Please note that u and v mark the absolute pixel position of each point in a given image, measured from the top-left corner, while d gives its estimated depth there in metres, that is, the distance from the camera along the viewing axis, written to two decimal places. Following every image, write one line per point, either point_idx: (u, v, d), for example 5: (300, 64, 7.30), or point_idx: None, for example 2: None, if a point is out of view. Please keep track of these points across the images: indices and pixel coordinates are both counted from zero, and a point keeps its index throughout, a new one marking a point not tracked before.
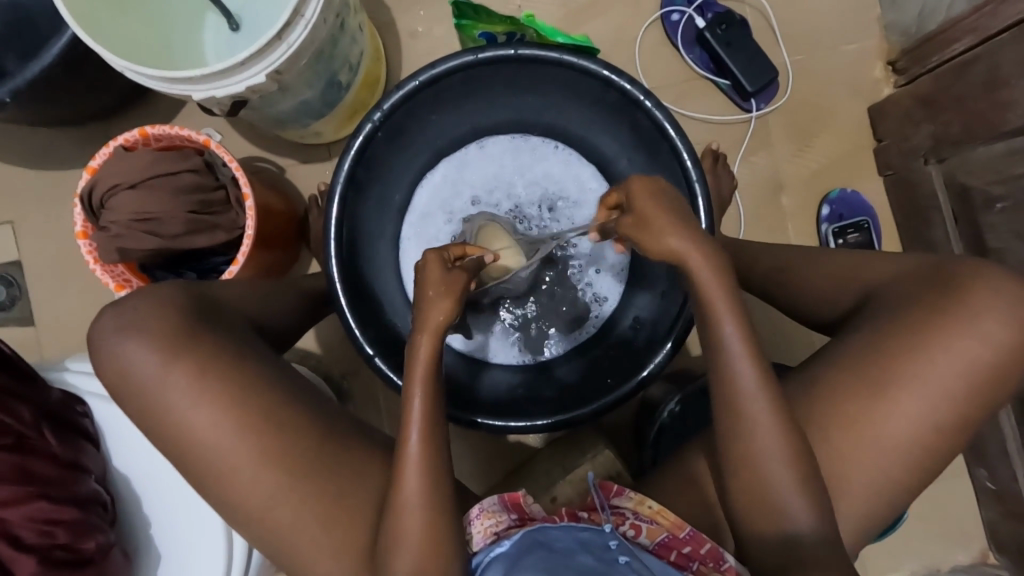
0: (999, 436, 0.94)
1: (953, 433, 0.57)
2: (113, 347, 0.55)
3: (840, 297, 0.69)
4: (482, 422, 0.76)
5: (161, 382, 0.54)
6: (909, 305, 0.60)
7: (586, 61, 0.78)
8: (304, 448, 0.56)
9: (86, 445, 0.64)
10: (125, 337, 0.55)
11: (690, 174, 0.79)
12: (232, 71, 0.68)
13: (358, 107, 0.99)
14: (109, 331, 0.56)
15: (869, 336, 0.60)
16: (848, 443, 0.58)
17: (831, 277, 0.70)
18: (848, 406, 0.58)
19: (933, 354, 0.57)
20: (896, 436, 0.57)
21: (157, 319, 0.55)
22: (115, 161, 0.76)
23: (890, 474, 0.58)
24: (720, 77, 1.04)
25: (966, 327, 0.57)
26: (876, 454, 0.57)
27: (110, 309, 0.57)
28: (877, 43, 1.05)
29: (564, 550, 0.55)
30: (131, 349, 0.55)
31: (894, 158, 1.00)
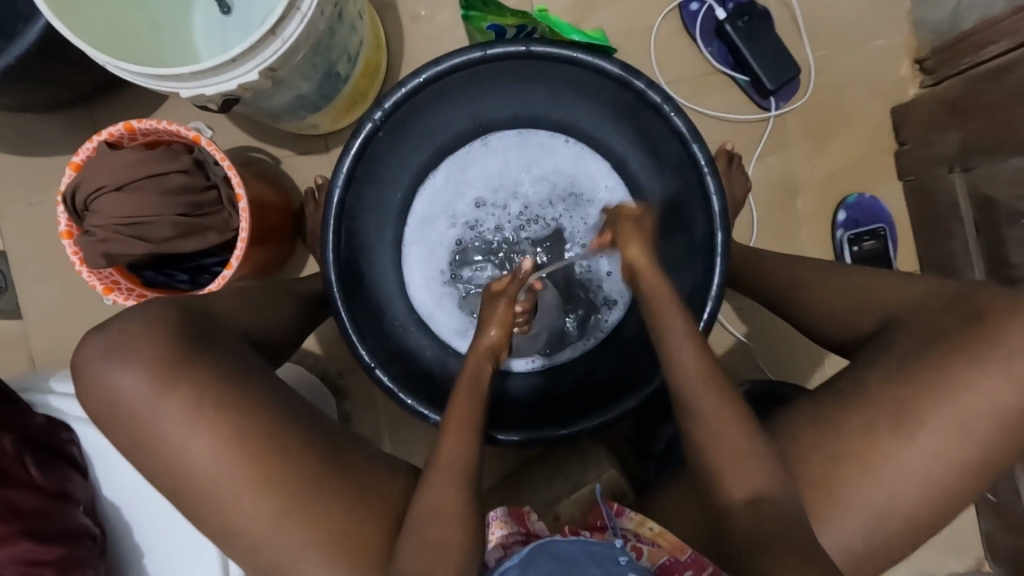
0: None
1: (973, 471, 0.55)
2: (100, 372, 0.52)
3: (857, 319, 0.65)
4: (500, 437, 0.75)
5: (151, 408, 0.52)
6: (931, 336, 0.57)
7: (602, 61, 0.74)
8: (299, 477, 0.53)
9: (74, 474, 0.62)
10: (113, 359, 0.52)
11: (707, 184, 0.75)
12: (223, 68, 0.63)
13: (358, 97, 0.94)
14: (96, 356, 0.52)
15: (887, 369, 0.57)
16: (861, 473, 0.55)
17: (846, 297, 0.67)
18: (868, 440, 0.56)
19: (959, 390, 0.54)
20: (912, 471, 0.55)
21: (146, 347, 0.52)
22: (100, 160, 0.71)
23: (908, 514, 0.56)
24: (738, 73, 0.99)
25: (995, 363, 0.54)
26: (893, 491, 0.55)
27: (98, 330, 0.54)
28: (904, 39, 1.00)
29: (572, 563, 0.53)
30: (118, 375, 0.52)
31: (915, 164, 0.97)
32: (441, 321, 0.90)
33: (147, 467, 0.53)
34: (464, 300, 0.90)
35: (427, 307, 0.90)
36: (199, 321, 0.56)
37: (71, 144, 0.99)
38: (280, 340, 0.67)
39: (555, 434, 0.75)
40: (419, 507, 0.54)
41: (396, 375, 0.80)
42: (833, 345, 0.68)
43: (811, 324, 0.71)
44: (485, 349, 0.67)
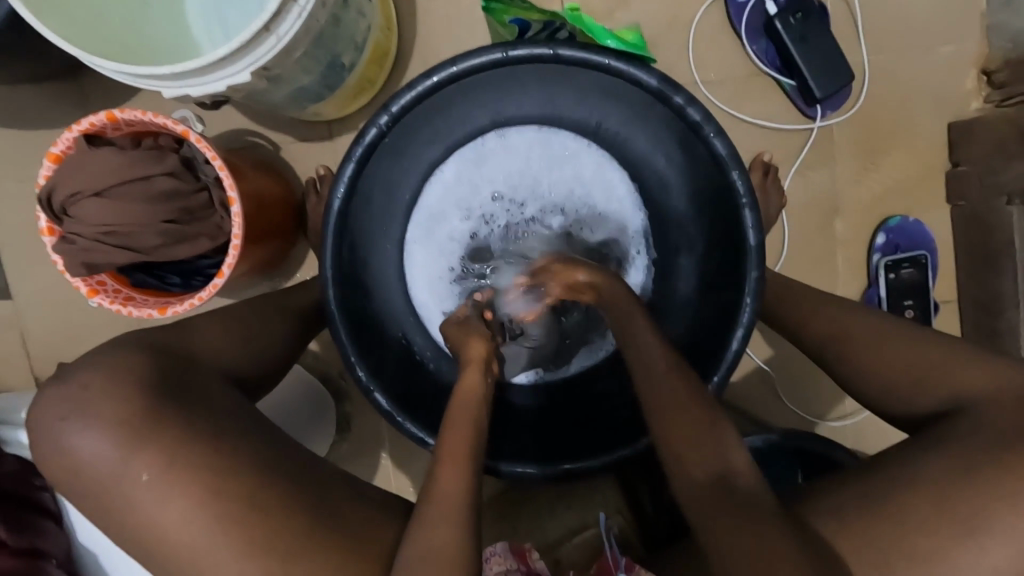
0: None
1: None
2: (56, 437, 0.49)
3: (919, 398, 0.61)
4: (503, 469, 0.72)
5: (114, 473, 0.48)
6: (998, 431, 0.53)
7: (639, 70, 0.67)
8: (283, 545, 0.48)
9: (46, 526, 0.60)
10: (74, 421, 0.49)
11: (744, 217, 0.68)
12: (209, 68, 0.56)
13: (365, 84, 0.85)
14: (53, 419, 0.49)
15: (947, 460, 0.52)
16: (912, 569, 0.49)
17: (909, 373, 0.63)
18: (910, 536, 0.50)
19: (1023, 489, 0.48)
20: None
21: (118, 400, 0.49)
22: (80, 160, 0.65)
23: None
24: (785, 76, 0.89)
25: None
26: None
27: (54, 384, 0.51)
28: (974, 47, 0.90)
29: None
30: (83, 434, 0.48)
31: (971, 190, 0.88)
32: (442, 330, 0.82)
33: (119, 520, 0.49)
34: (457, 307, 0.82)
35: (428, 312, 0.82)
36: (171, 372, 0.52)
37: (56, 118, 0.92)
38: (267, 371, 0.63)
39: (563, 466, 0.72)
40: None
41: (396, 395, 0.75)
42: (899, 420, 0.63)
43: (862, 391, 0.67)
44: (477, 357, 0.66)
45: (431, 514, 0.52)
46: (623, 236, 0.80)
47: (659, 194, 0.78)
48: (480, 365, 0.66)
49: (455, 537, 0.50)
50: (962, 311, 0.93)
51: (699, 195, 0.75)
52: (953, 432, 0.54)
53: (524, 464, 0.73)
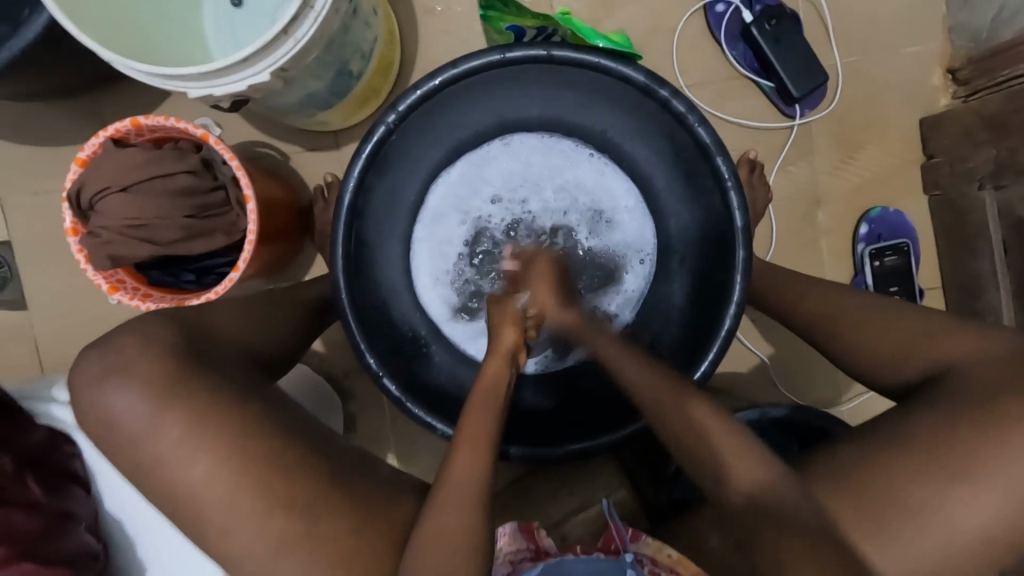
0: None
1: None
2: (95, 394, 0.52)
3: (902, 365, 0.63)
4: (513, 452, 0.74)
5: (146, 431, 0.51)
6: (981, 384, 0.55)
7: (627, 68, 0.71)
8: (305, 507, 0.52)
9: (75, 490, 0.58)
10: (111, 380, 0.52)
11: (731, 199, 0.72)
12: (232, 69, 0.61)
13: (371, 94, 0.91)
14: (94, 377, 0.53)
15: (935, 413, 0.54)
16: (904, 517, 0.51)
17: (895, 340, 0.64)
18: (900, 485, 0.52)
19: (1005, 438, 0.51)
20: (966, 528, 0.50)
21: (150, 363, 0.52)
22: (105, 159, 0.70)
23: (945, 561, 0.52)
24: (763, 79, 0.95)
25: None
26: (942, 547, 0.50)
27: (92, 348, 0.54)
28: (938, 48, 0.96)
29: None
30: (116, 393, 0.51)
31: (945, 178, 0.93)
32: (454, 328, 0.86)
33: (150, 476, 0.52)
34: (460, 304, 0.87)
35: (434, 310, 0.86)
36: (196, 344, 0.55)
37: (74, 132, 0.96)
38: (284, 356, 0.65)
39: (573, 446, 0.74)
40: (431, 544, 0.51)
41: (402, 383, 0.77)
42: (884, 387, 0.65)
43: (853, 364, 0.68)
44: (505, 349, 0.65)
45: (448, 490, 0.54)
46: (616, 237, 0.85)
47: (651, 198, 0.83)
48: (506, 356, 0.65)
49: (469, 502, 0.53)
50: (946, 294, 0.97)
51: (687, 195, 0.79)
52: (936, 389, 0.57)
53: (536, 448, 0.74)
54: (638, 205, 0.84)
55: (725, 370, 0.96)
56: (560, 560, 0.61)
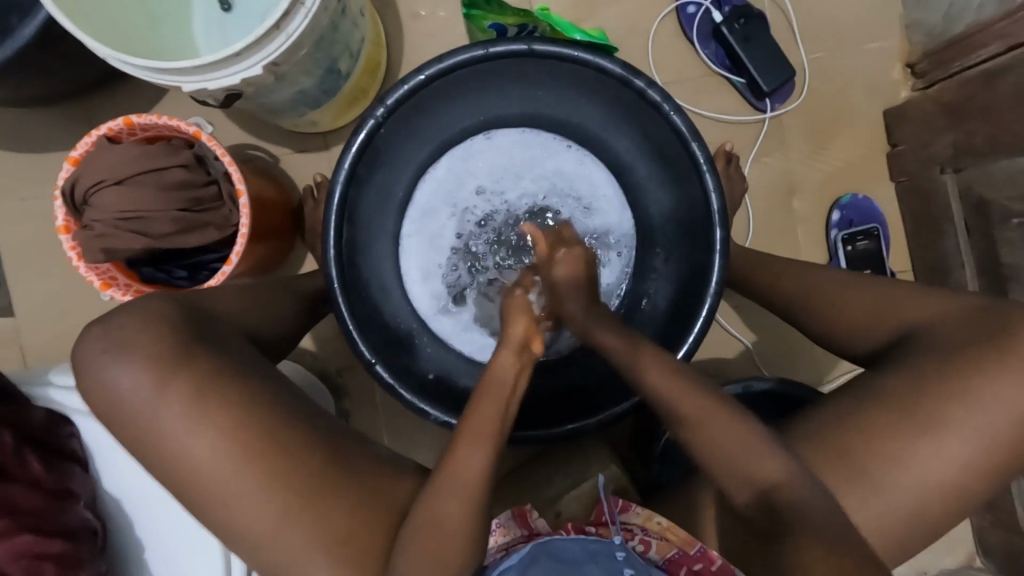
0: None
1: (992, 473, 0.55)
2: (100, 367, 0.55)
3: (868, 330, 0.66)
4: (523, 433, 0.71)
5: (150, 403, 0.55)
6: (939, 340, 0.58)
7: (603, 60, 0.73)
8: (306, 475, 0.55)
9: (74, 467, 0.63)
10: (116, 355, 0.55)
11: (706, 181, 0.73)
12: (225, 62, 0.63)
13: (358, 95, 0.94)
14: (97, 351, 0.56)
15: (901, 369, 0.58)
16: (879, 469, 0.55)
17: (864, 308, 0.67)
18: (874, 438, 0.56)
19: (968, 391, 0.55)
20: (938, 475, 0.54)
21: (152, 338, 0.56)
22: (99, 156, 0.72)
23: (920, 510, 0.55)
24: (735, 75, 1.00)
25: (1007, 365, 0.55)
26: (914, 493, 0.55)
27: (97, 325, 0.57)
28: (897, 44, 1.02)
29: (568, 560, 0.56)
30: (121, 368, 0.55)
31: (909, 165, 0.98)
32: (442, 322, 0.88)
33: (155, 448, 0.55)
34: (449, 295, 0.89)
35: (423, 303, 0.88)
36: (197, 324, 0.58)
37: (63, 137, 0.97)
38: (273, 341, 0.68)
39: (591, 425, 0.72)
40: (433, 512, 0.54)
41: (396, 369, 0.77)
42: (849, 352, 0.68)
43: (828, 336, 0.70)
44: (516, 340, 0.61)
45: (449, 458, 0.56)
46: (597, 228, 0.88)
47: (631, 188, 0.86)
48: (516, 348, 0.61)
49: (471, 472, 0.54)
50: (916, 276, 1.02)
51: (668, 185, 0.81)
52: (898, 349, 0.61)
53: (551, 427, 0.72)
54: (618, 193, 0.88)
55: (710, 357, 0.98)
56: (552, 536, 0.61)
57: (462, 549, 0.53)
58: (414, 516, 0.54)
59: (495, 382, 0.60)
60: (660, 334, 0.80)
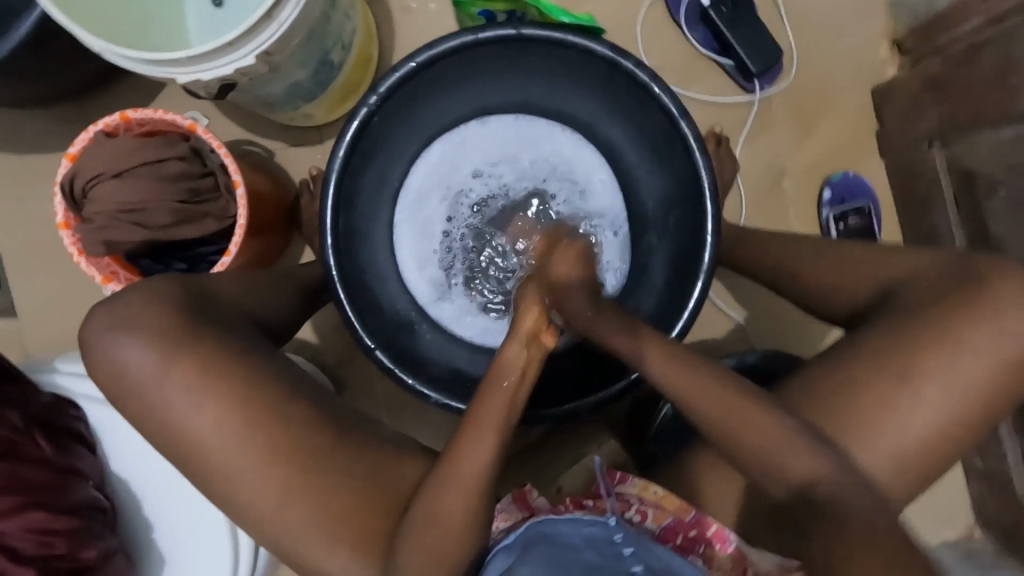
0: (995, 439, 0.91)
1: (971, 426, 0.57)
2: (106, 345, 0.58)
3: (856, 291, 0.67)
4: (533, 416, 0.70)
5: (156, 379, 0.57)
6: (923, 301, 0.60)
7: (591, 42, 0.74)
8: (311, 451, 0.57)
9: (82, 449, 0.65)
10: (118, 335, 0.58)
11: (696, 161, 0.74)
12: (218, 53, 0.65)
13: (351, 88, 0.95)
14: (102, 330, 0.58)
15: (886, 329, 0.59)
16: (861, 424, 0.57)
17: (848, 271, 0.69)
18: (861, 394, 0.58)
19: (944, 347, 0.57)
20: (918, 429, 0.57)
21: (156, 319, 0.58)
22: (96, 150, 0.73)
23: (902, 461, 0.57)
24: (723, 58, 1.01)
25: (981, 321, 0.57)
26: (897, 446, 0.57)
27: (102, 305, 0.60)
28: (883, 22, 1.03)
29: (567, 545, 0.56)
30: (129, 345, 0.57)
31: (897, 142, 0.99)
32: (441, 309, 0.89)
33: (164, 426, 0.57)
34: (445, 281, 0.90)
35: (419, 289, 0.89)
36: (200, 308, 0.60)
37: (59, 138, 0.98)
38: (276, 326, 0.69)
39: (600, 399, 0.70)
40: (440, 484, 0.55)
41: (394, 354, 0.78)
42: (828, 315, 0.71)
43: (821, 303, 0.71)
44: (524, 333, 0.56)
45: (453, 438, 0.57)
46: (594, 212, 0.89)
47: (623, 169, 0.87)
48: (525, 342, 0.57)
49: (478, 448, 0.55)
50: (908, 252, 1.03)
51: (659, 168, 0.82)
52: (886, 311, 0.62)
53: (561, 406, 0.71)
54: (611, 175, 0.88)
55: (707, 337, 0.99)
56: (548, 514, 0.61)
57: (464, 521, 0.55)
58: (424, 489, 0.56)
59: (500, 374, 0.57)
60: (659, 312, 0.79)
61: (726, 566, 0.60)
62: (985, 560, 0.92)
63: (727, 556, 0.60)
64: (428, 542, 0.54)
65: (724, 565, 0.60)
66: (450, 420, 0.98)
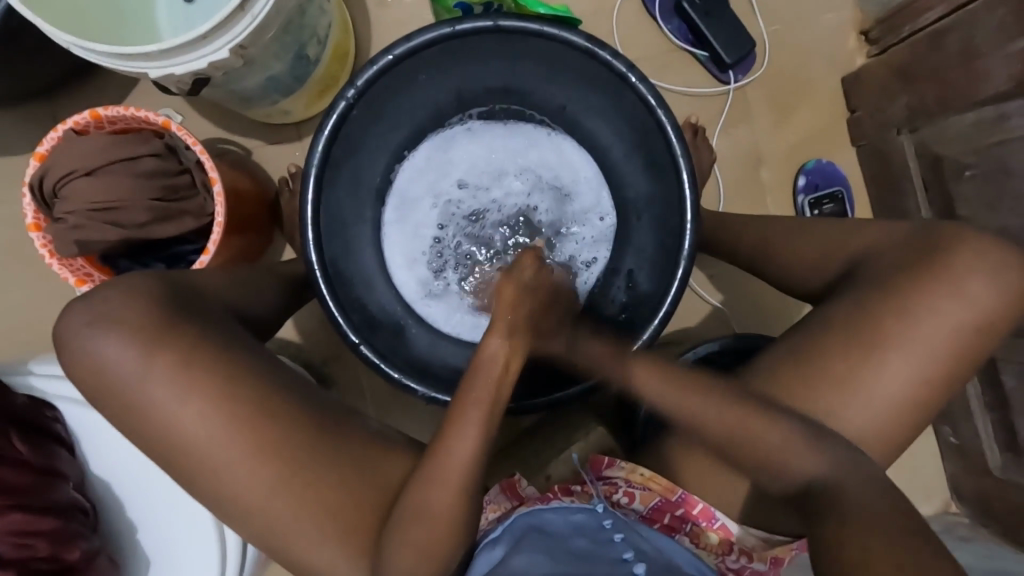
0: (968, 414, 0.94)
1: (940, 395, 0.60)
2: (84, 342, 0.56)
3: (826, 263, 0.70)
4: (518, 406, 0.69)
5: (136, 377, 0.56)
6: (890, 273, 0.62)
7: (568, 31, 0.75)
8: (297, 446, 0.57)
9: (60, 451, 0.64)
10: (101, 329, 0.56)
11: (674, 146, 0.75)
12: (191, 47, 0.64)
13: (329, 83, 0.94)
14: (81, 327, 0.57)
15: (854, 301, 0.62)
16: (836, 395, 0.59)
17: (817, 249, 0.71)
18: (836, 365, 0.60)
19: (909, 316, 0.59)
20: (885, 395, 0.59)
21: (133, 317, 0.57)
22: (67, 148, 0.72)
23: (877, 432, 0.59)
24: (698, 49, 1.03)
25: (948, 292, 0.59)
26: (871, 417, 0.59)
27: (79, 301, 0.59)
28: (851, 12, 1.06)
29: (556, 534, 0.57)
30: (106, 343, 0.56)
31: (868, 129, 1.02)
32: (429, 307, 0.88)
33: (147, 425, 0.56)
34: (435, 284, 0.89)
35: (408, 291, 0.88)
36: (180, 304, 0.59)
37: (26, 139, 0.95)
38: (257, 322, 0.69)
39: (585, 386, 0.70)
40: (431, 474, 0.55)
41: (380, 351, 0.77)
42: (799, 291, 0.73)
43: (798, 281, 0.73)
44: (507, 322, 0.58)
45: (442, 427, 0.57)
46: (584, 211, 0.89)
47: (608, 162, 0.87)
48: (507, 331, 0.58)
49: (469, 436, 0.56)
50: None
51: (638, 158, 0.83)
52: (854, 283, 0.64)
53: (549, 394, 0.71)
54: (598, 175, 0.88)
55: (689, 324, 1.01)
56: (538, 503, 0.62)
57: (454, 510, 0.55)
58: (411, 479, 0.56)
59: (484, 363, 0.57)
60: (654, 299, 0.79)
61: (712, 542, 0.61)
62: (961, 532, 0.96)
63: (714, 533, 0.61)
64: (419, 532, 0.54)
65: (711, 542, 0.61)
66: (438, 415, 0.98)
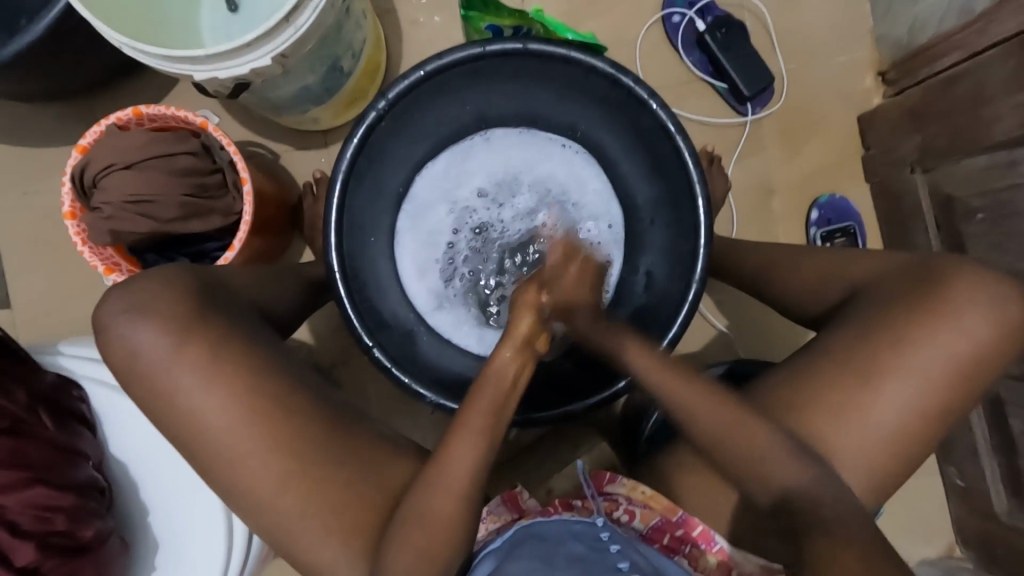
0: (974, 457, 0.94)
1: (942, 425, 0.60)
2: (115, 327, 0.59)
3: (829, 290, 0.71)
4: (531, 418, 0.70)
5: (162, 363, 0.58)
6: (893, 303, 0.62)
7: (592, 59, 0.77)
8: (308, 441, 0.58)
9: (82, 430, 0.66)
10: (131, 317, 0.59)
11: (691, 173, 0.77)
12: (236, 53, 0.67)
13: (359, 95, 0.98)
14: (116, 312, 0.59)
15: (858, 329, 0.62)
16: (840, 424, 0.60)
17: (819, 273, 0.73)
18: (838, 394, 0.60)
19: (912, 347, 0.60)
20: (881, 419, 0.59)
21: (162, 305, 0.59)
22: (109, 142, 0.75)
23: (879, 461, 0.60)
24: (719, 81, 1.06)
25: (951, 324, 0.60)
26: (875, 445, 0.59)
27: (118, 289, 0.61)
28: (869, 54, 1.09)
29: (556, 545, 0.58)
30: (136, 328, 0.58)
31: (881, 166, 1.04)
32: (439, 316, 0.91)
33: (166, 409, 0.58)
34: (446, 291, 0.92)
35: (420, 298, 0.91)
36: (207, 294, 0.61)
37: (67, 132, 0.99)
38: (275, 318, 0.71)
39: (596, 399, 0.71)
40: (436, 476, 0.56)
41: (393, 355, 0.79)
42: (803, 319, 0.74)
43: (805, 308, 0.73)
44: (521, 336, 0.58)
45: (449, 432, 0.58)
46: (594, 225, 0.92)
47: (618, 184, 0.90)
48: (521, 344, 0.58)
49: (478, 438, 0.57)
50: None
51: (652, 175, 0.85)
52: (853, 310, 0.65)
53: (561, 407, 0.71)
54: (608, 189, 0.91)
55: (697, 348, 1.02)
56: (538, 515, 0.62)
57: (455, 514, 0.56)
58: (416, 481, 0.57)
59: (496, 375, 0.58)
60: (668, 309, 0.80)
61: (711, 565, 0.62)
62: None
63: (712, 556, 0.61)
64: (419, 534, 0.55)
65: (709, 565, 0.61)
66: (442, 422, 0.99)
